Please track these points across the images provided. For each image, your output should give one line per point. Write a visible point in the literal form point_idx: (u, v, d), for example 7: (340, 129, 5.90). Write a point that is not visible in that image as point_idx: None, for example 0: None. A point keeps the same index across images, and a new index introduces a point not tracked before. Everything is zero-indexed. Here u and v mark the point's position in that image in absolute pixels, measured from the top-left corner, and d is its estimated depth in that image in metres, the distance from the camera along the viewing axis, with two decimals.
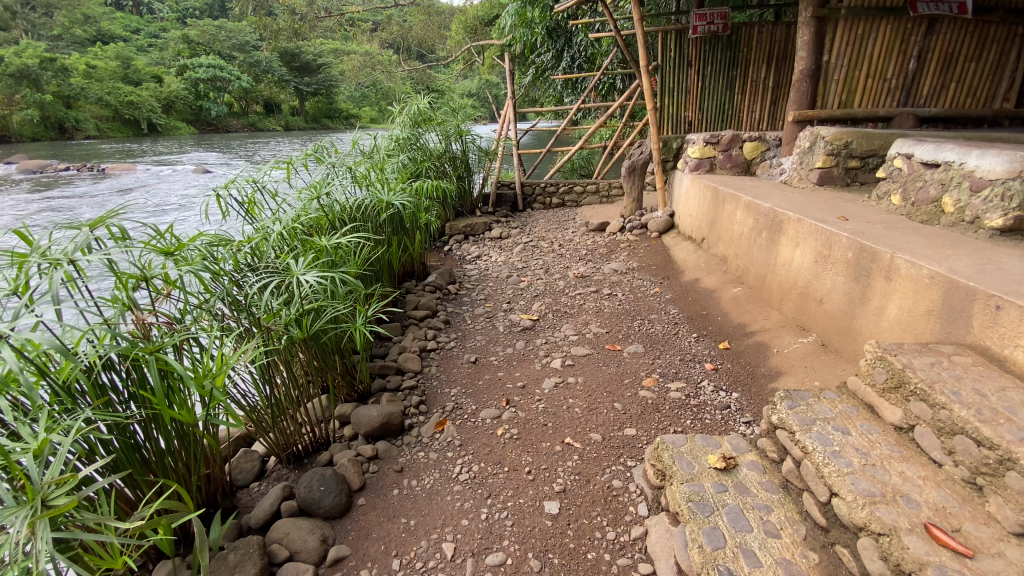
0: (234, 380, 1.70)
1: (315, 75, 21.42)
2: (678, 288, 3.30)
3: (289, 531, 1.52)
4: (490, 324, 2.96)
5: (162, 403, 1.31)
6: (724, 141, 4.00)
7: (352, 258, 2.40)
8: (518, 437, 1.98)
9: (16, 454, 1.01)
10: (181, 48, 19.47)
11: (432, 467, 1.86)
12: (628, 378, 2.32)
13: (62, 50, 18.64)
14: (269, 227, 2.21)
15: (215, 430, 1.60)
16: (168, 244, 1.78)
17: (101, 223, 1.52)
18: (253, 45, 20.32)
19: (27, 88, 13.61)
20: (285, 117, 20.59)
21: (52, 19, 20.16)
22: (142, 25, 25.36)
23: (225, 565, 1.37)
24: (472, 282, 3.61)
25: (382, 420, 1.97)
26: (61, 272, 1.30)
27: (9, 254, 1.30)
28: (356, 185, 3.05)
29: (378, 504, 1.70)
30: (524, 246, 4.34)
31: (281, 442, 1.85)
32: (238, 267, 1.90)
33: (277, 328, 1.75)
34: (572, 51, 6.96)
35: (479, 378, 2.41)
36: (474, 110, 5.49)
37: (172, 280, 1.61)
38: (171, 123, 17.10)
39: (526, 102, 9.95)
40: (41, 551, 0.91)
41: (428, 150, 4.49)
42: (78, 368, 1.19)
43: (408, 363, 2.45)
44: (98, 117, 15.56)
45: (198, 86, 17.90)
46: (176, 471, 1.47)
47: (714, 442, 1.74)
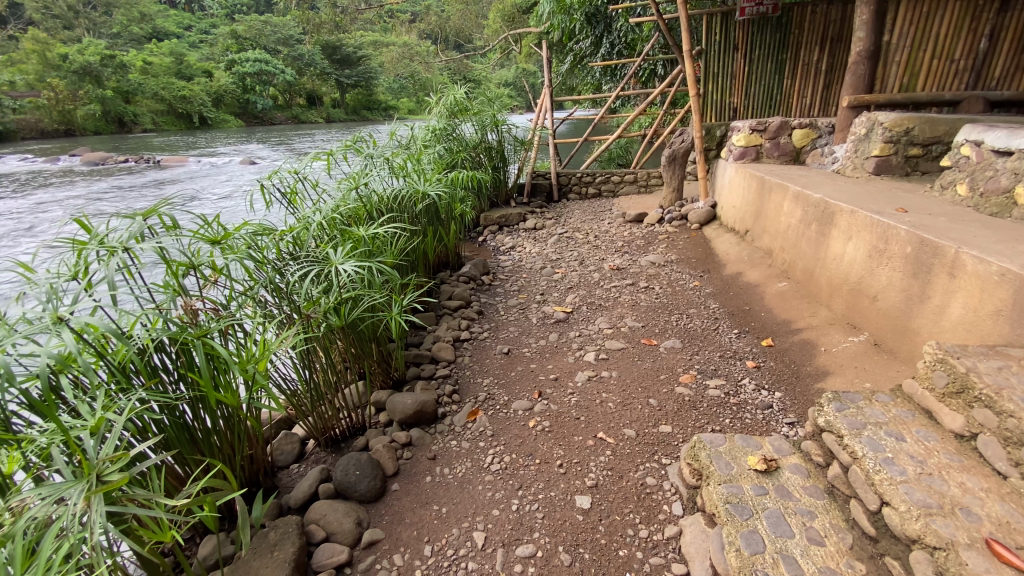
0: (276, 364, 1.76)
1: (356, 68, 21.81)
2: (720, 282, 3.19)
3: (326, 512, 1.57)
4: (523, 316, 2.94)
5: (209, 385, 1.36)
6: (772, 128, 3.81)
7: (389, 247, 2.43)
8: (550, 430, 1.97)
9: (75, 432, 1.06)
10: (229, 43, 20.24)
11: (464, 456, 1.87)
12: (664, 374, 2.27)
13: (121, 49, 19.72)
14: (309, 217, 2.27)
15: (258, 412, 1.66)
16: (216, 232, 1.84)
17: (154, 212, 1.58)
18: (296, 39, 20.85)
19: (89, 85, 14.59)
20: (325, 111, 21.16)
21: (110, 17, 21.22)
22: (193, 21, 26.52)
23: (266, 542, 1.42)
24: (505, 274, 3.60)
25: (416, 408, 2.00)
26: (116, 260, 1.36)
27: (71, 242, 1.38)
28: (393, 176, 3.09)
29: (410, 490, 1.73)
30: (559, 237, 4.29)
31: (319, 425, 1.90)
32: (281, 255, 1.95)
33: (316, 316, 1.80)
34: (611, 36, 6.77)
35: (511, 370, 2.40)
36: (510, 100, 5.44)
37: (220, 268, 1.67)
38: (220, 116, 17.89)
39: (563, 91, 9.76)
40: (96, 523, 0.96)
41: (464, 140, 4.47)
42: (133, 350, 1.25)
43: (441, 352, 2.48)
44: (154, 112, 16.40)
45: (245, 80, 18.51)
46: (221, 451, 1.54)
47: (754, 443, 1.68)
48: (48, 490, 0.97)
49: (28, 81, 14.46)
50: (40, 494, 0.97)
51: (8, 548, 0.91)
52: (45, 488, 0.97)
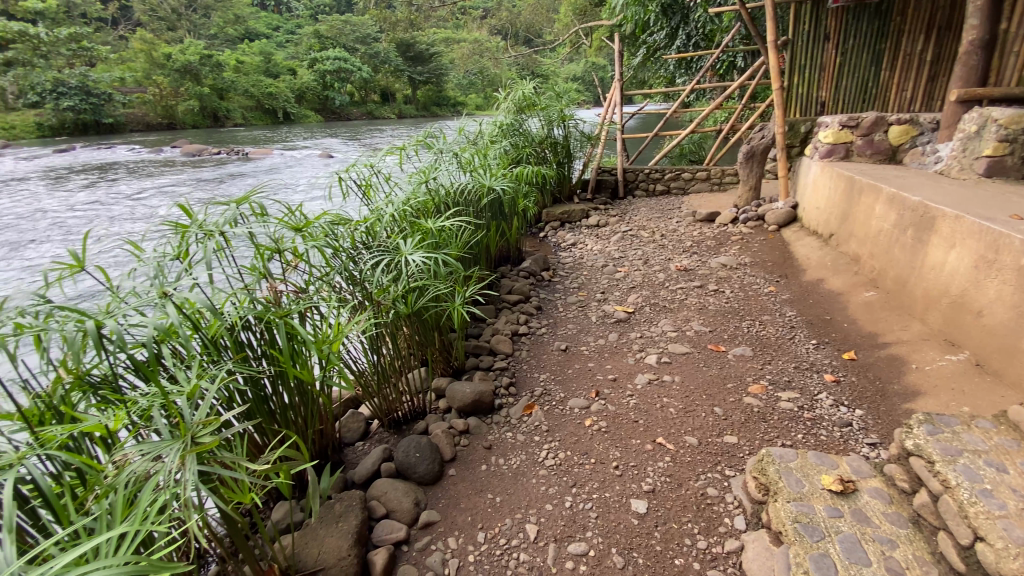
0: (347, 347, 1.86)
1: (427, 64, 22.45)
2: (797, 288, 3.00)
3: (387, 490, 1.64)
4: (583, 313, 2.91)
5: (288, 361, 1.46)
6: (865, 124, 3.52)
7: (454, 240, 2.49)
8: (607, 430, 1.94)
9: (173, 396, 1.16)
10: (312, 42, 21.47)
11: (519, 448, 1.89)
12: (731, 383, 2.16)
13: (217, 48, 21.39)
14: (381, 209, 2.37)
15: (329, 390, 1.76)
16: (298, 220, 1.97)
17: (246, 200, 1.71)
18: (373, 37, 21.77)
19: (189, 82, 16.07)
20: (397, 107, 21.97)
21: (209, 19, 23.05)
22: (282, 22, 28.46)
23: (332, 512, 1.51)
24: (566, 270, 3.58)
25: (474, 397, 2.04)
26: (213, 242, 1.48)
27: (176, 225, 1.52)
28: (460, 170, 3.16)
29: (466, 477, 1.77)
30: (623, 235, 4.20)
31: (383, 407, 1.99)
32: (355, 244, 2.05)
33: (385, 303, 1.88)
34: (688, 28, 6.49)
35: (569, 367, 2.39)
36: (579, 95, 5.38)
37: (300, 254, 1.78)
38: (302, 112, 19.07)
39: (634, 85, 9.53)
40: (189, 480, 1.02)
41: (530, 135, 4.48)
42: (225, 325, 1.36)
43: (500, 345, 2.51)
44: (245, 108, 17.79)
45: (326, 77, 19.58)
46: (295, 424, 1.64)
47: (829, 462, 1.57)
48: (149, 447, 1.06)
49: (140, 80, 16.07)
50: (142, 449, 1.07)
51: (112, 497, 1.00)
52: (147, 445, 1.06)
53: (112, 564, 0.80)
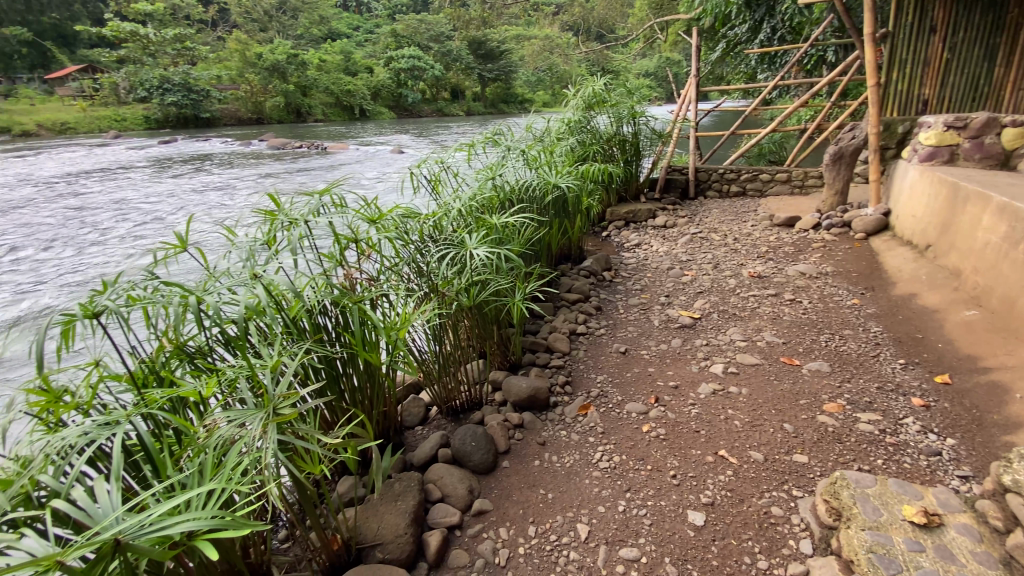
0: (412, 335, 1.93)
1: (498, 62, 22.77)
2: (886, 302, 2.77)
3: (443, 475, 1.70)
4: (644, 317, 2.85)
5: (359, 345, 1.54)
6: (975, 125, 3.18)
7: (518, 236, 2.51)
8: (665, 438, 1.89)
9: (258, 370, 1.26)
10: (389, 41, 22.33)
11: (573, 447, 1.89)
12: (804, 399, 2.04)
13: (302, 48, 22.76)
14: (449, 204, 2.44)
15: (393, 375, 1.84)
16: (372, 213, 2.08)
17: (327, 192, 1.82)
18: (446, 35, 22.33)
19: (277, 79, 17.25)
20: (466, 104, 22.44)
21: (296, 20, 24.55)
22: (362, 22, 29.87)
23: (391, 491, 1.58)
24: (629, 271, 3.51)
25: (530, 392, 2.06)
26: (297, 229, 1.59)
27: (266, 213, 1.65)
28: (527, 167, 3.17)
29: (520, 470, 1.80)
30: (692, 237, 4.06)
31: (442, 394, 2.05)
32: (423, 237, 2.13)
33: (450, 294, 1.94)
34: (774, 21, 6.12)
35: (627, 370, 2.35)
36: (650, 92, 5.24)
37: (373, 245, 1.87)
38: (377, 109, 19.94)
39: (711, 81, 9.15)
40: (269, 447, 1.10)
41: (598, 132, 4.41)
42: (305, 307, 1.45)
43: (557, 343, 2.51)
44: (325, 104, 18.86)
45: (400, 75, 20.32)
46: (361, 404, 1.73)
47: (913, 492, 1.45)
48: (236, 414, 1.15)
49: (235, 77, 17.44)
50: (230, 416, 1.16)
51: (203, 457, 1.09)
52: (235, 412, 1.15)
53: (202, 517, 0.86)
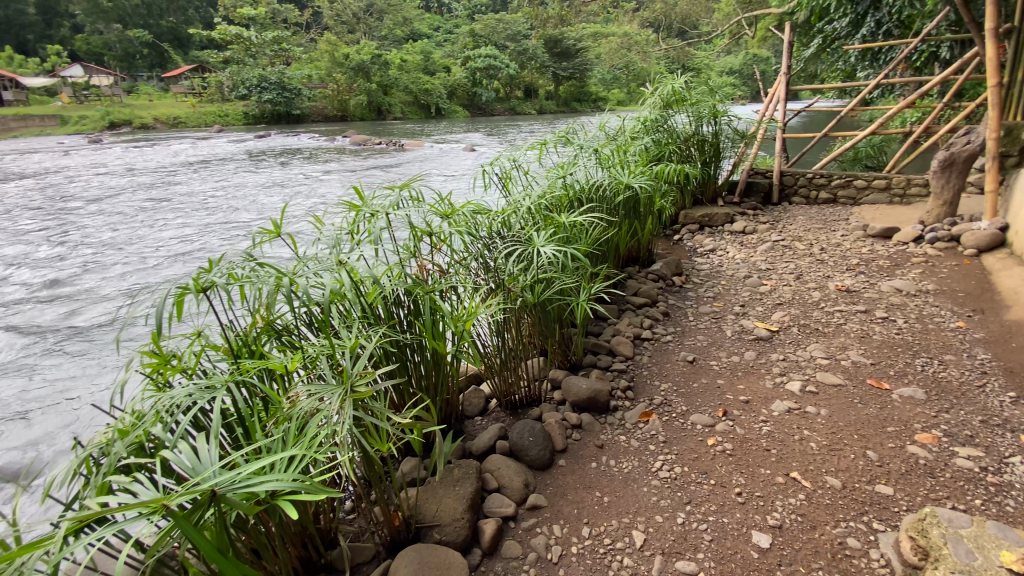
0: (477, 327, 1.97)
1: (573, 60, 22.68)
2: (998, 327, 2.47)
3: (500, 466, 1.73)
4: (715, 326, 2.73)
5: (428, 334, 1.60)
6: None
7: (585, 236, 2.49)
8: (732, 454, 1.81)
9: (338, 350, 1.34)
10: (467, 41, 22.85)
11: (633, 453, 1.85)
12: (892, 427, 1.87)
13: (385, 48, 23.82)
14: (518, 201, 2.47)
15: (457, 365, 1.89)
16: (445, 208, 2.15)
17: (405, 187, 1.91)
18: (523, 35, 22.52)
19: (362, 79, 18.21)
20: (539, 103, 22.55)
21: (381, 21, 25.76)
22: (443, 23, 30.81)
23: (450, 476, 1.63)
24: (702, 277, 3.38)
25: (590, 394, 2.05)
26: (377, 221, 1.69)
27: (350, 204, 1.76)
28: (598, 167, 3.14)
29: (576, 470, 1.79)
30: (772, 245, 3.83)
31: (502, 388, 2.09)
32: (492, 233, 2.17)
33: (515, 290, 1.97)
34: (879, 13, 5.62)
35: (694, 381, 2.26)
36: (734, 91, 5.00)
37: (445, 238, 1.94)
38: (452, 107, 20.50)
39: (802, 79, 8.56)
40: (344, 422, 1.17)
41: (676, 132, 4.27)
42: (380, 294, 1.53)
43: (620, 347, 2.47)
44: (404, 103, 19.68)
45: (476, 74, 20.76)
46: (427, 391, 1.79)
47: (1019, 538, 1.29)
48: (316, 388, 1.24)
49: (324, 76, 18.60)
50: (311, 390, 1.24)
51: (287, 425, 1.18)
52: (316, 387, 1.23)
53: (284, 479, 0.93)
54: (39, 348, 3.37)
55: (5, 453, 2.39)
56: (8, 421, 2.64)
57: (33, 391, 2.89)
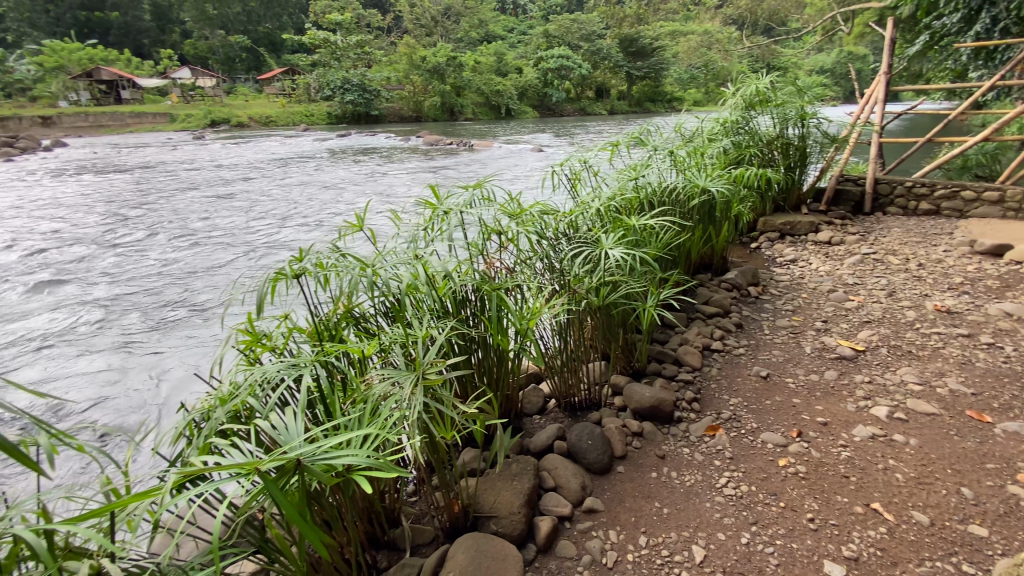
0: (540, 326, 1.99)
1: (648, 60, 22.17)
2: None
3: (558, 466, 1.74)
4: (793, 341, 2.57)
5: (493, 330, 1.63)
6: None
7: (655, 240, 2.43)
8: (805, 477, 1.70)
9: (410, 339, 1.41)
10: (541, 42, 22.94)
11: (696, 466, 1.79)
12: (996, 465, 1.68)
13: (461, 51, 24.46)
14: (587, 203, 2.46)
15: (519, 362, 1.91)
16: (515, 208, 2.18)
17: (478, 187, 1.97)
18: (597, 34, 22.28)
19: (437, 81, 18.83)
20: (611, 103, 22.24)
21: (458, 24, 26.46)
22: (517, 24, 31.16)
23: (508, 470, 1.66)
24: (780, 289, 3.19)
25: (653, 402, 2.00)
26: (452, 218, 1.75)
27: (426, 201, 1.84)
28: (672, 169, 3.05)
29: (635, 478, 1.76)
30: (861, 258, 3.55)
31: (563, 389, 2.09)
32: (560, 234, 2.18)
33: (581, 292, 1.96)
34: (995, 9, 5.01)
35: (767, 398, 2.15)
36: (826, 91, 4.67)
37: (513, 238, 1.97)
38: (522, 108, 20.69)
39: (904, 78, 7.85)
40: (415, 408, 1.23)
41: (758, 134, 4.06)
42: (451, 288, 1.59)
43: (688, 356, 2.39)
44: (475, 104, 20.12)
45: (547, 75, 20.81)
46: (489, 385, 1.84)
47: None
48: (390, 374, 1.31)
49: (402, 78, 19.40)
50: (385, 375, 1.32)
51: (362, 407, 1.26)
52: (391, 372, 1.30)
53: (360, 455, 0.99)
54: (151, 321, 3.79)
55: (122, 411, 2.72)
56: (126, 383, 2.99)
57: (146, 359, 3.26)
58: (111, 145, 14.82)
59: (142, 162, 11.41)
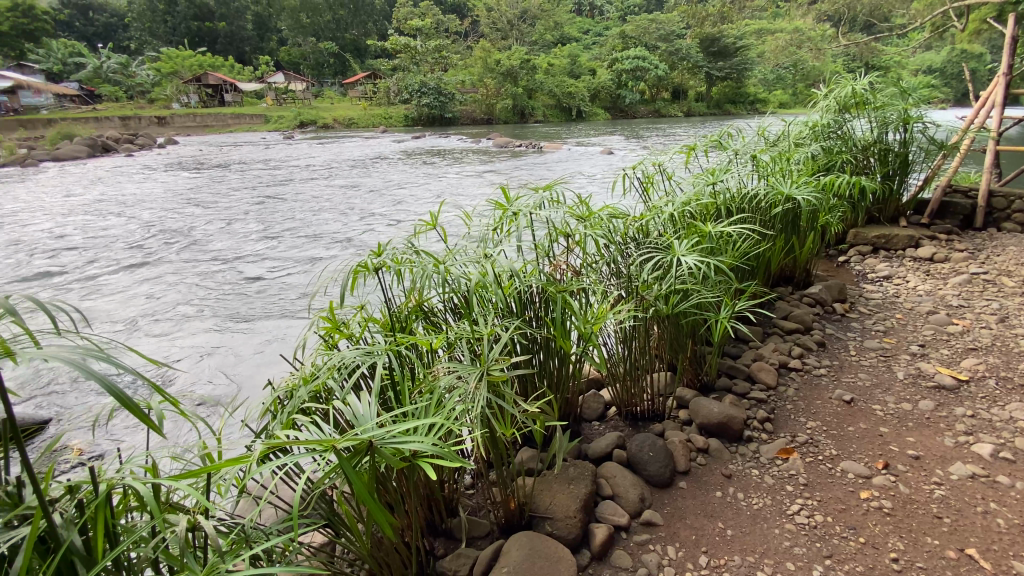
0: (605, 332, 1.96)
1: (730, 60, 21.26)
2: None
3: (617, 475, 1.71)
4: (883, 365, 2.36)
5: (558, 332, 1.63)
6: None
7: (733, 248, 2.31)
8: (890, 513, 1.56)
9: (477, 336, 1.44)
10: (616, 43, 22.60)
11: (765, 490, 1.69)
12: None
13: (535, 53, 24.61)
14: (660, 207, 2.39)
15: (582, 366, 1.89)
16: (584, 211, 2.17)
17: (549, 188, 1.98)
18: (676, 35, 21.63)
19: (510, 83, 19.10)
20: (687, 105, 21.50)
21: (533, 27, 26.72)
22: (593, 26, 31.00)
23: (566, 473, 1.66)
24: (871, 307, 2.93)
25: (721, 419, 1.91)
26: (521, 220, 1.78)
27: (497, 202, 1.87)
28: (754, 174, 2.89)
29: (697, 495, 1.70)
30: (969, 278, 3.19)
31: (625, 397, 2.05)
32: (629, 239, 2.14)
33: (649, 298, 1.91)
34: None
35: (850, 424, 1.98)
36: (934, 93, 4.25)
37: (581, 240, 1.97)
38: (594, 110, 20.50)
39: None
40: (479, 403, 1.26)
41: (852, 139, 3.77)
42: (517, 288, 1.60)
43: (762, 374, 2.25)
44: (547, 106, 20.20)
45: (622, 76, 20.47)
46: (551, 386, 1.83)
47: None
48: (458, 368, 1.35)
49: (476, 81, 19.86)
50: (454, 368, 1.36)
51: (429, 398, 1.30)
52: (459, 367, 1.34)
53: (426, 442, 1.03)
54: (243, 305, 4.15)
55: (216, 384, 2.99)
56: (220, 359, 3.29)
57: (238, 338, 3.57)
58: (215, 144, 16.37)
59: (240, 159, 12.50)
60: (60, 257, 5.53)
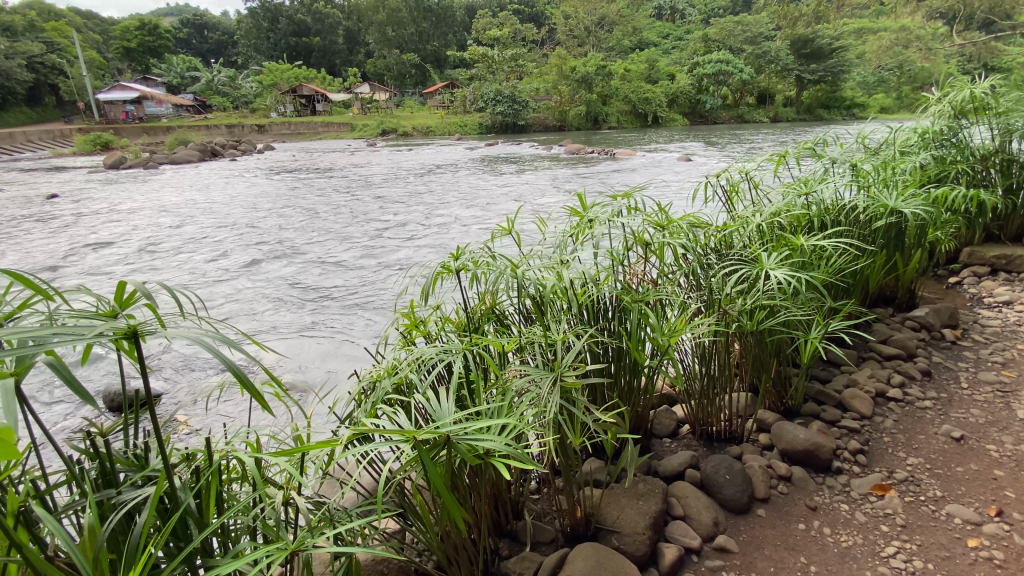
0: (681, 345, 1.88)
1: (825, 61, 19.88)
2: None
3: (689, 495, 1.64)
4: (1001, 401, 2.09)
5: (632, 342, 1.59)
6: None
7: (827, 264, 2.14)
8: (1003, 566, 1.38)
9: (551, 342, 1.44)
10: (697, 46, 21.74)
11: (855, 527, 1.55)
12: None
13: (612, 60, 24.37)
14: (747, 218, 2.27)
15: (656, 379, 1.84)
16: (664, 218, 2.10)
17: (627, 195, 1.94)
18: (765, 36, 20.54)
19: (584, 90, 19.04)
20: (774, 110, 20.33)
21: (611, 33, 26.46)
22: (673, 31, 30.22)
23: (635, 488, 1.62)
24: (987, 335, 2.61)
25: (807, 446, 1.78)
26: (599, 226, 1.76)
27: (574, 208, 1.87)
28: (853, 184, 2.67)
29: (777, 525, 1.59)
30: None
31: (700, 414, 1.96)
32: (712, 249, 2.04)
33: (731, 313, 1.81)
34: None
35: (958, 464, 1.77)
36: None
37: (660, 249, 1.90)
38: (670, 116, 19.93)
39: None
40: (552, 409, 1.26)
41: (968, 147, 3.38)
42: (592, 295, 1.58)
43: (855, 401, 2.07)
44: (621, 112, 19.90)
45: (702, 81, 19.72)
46: (622, 396, 1.80)
47: None
48: (533, 372, 1.35)
49: (550, 89, 19.98)
50: (528, 372, 1.36)
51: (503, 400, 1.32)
52: (533, 371, 1.35)
53: (499, 442, 1.05)
54: (326, 300, 4.45)
55: (302, 371, 3.23)
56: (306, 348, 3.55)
57: (321, 331, 3.83)
58: (305, 150, 17.69)
59: (328, 164, 13.43)
60: (173, 249, 6.20)
